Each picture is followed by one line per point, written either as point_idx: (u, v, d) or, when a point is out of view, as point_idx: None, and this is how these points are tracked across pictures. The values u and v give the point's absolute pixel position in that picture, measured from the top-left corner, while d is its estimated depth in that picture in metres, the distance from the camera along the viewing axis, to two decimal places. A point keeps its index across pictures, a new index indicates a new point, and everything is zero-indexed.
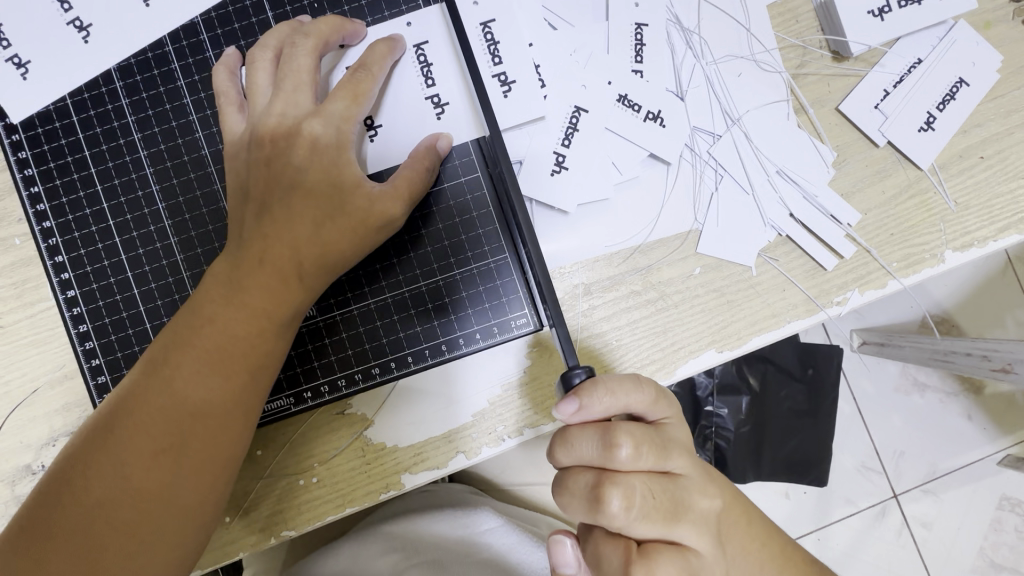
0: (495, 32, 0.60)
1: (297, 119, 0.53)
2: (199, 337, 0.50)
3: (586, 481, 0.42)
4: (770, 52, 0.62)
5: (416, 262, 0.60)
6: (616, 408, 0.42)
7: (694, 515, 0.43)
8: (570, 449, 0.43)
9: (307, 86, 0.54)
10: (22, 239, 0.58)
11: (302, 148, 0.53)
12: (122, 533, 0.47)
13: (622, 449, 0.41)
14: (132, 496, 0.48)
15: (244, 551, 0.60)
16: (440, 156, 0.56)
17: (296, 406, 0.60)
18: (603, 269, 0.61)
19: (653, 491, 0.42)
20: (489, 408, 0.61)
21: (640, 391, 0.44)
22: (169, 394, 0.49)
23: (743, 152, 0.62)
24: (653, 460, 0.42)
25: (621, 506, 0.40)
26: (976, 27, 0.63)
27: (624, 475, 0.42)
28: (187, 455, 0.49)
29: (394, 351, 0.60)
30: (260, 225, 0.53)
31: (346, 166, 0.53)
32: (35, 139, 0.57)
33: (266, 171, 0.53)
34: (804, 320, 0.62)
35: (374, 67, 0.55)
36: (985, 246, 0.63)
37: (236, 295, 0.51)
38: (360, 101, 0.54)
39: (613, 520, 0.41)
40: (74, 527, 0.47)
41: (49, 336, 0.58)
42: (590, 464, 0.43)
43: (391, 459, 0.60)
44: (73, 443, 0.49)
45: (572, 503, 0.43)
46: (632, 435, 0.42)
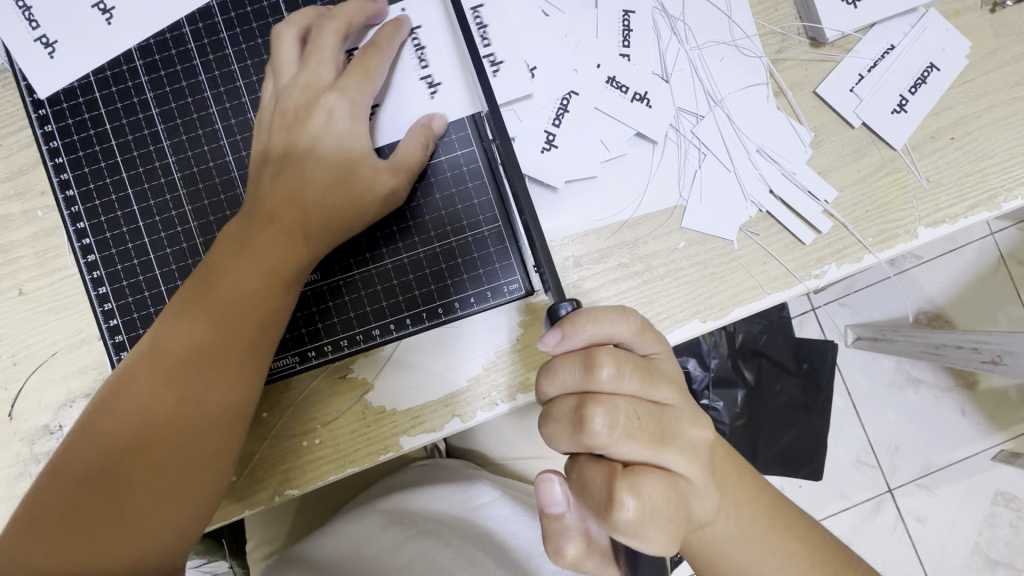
0: (486, 17, 0.64)
1: (318, 91, 0.57)
2: (210, 296, 0.54)
3: (569, 406, 0.45)
4: (750, 38, 0.66)
5: (415, 231, 0.63)
6: (599, 336, 0.45)
7: (680, 441, 0.45)
8: (552, 378, 0.46)
9: (329, 62, 0.58)
10: (45, 211, 0.61)
11: (318, 119, 0.57)
12: (142, 475, 0.50)
13: (604, 368, 0.44)
14: (149, 446, 0.51)
15: (249, 508, 0.63)
16: (435, 134, 0.60)
17: (301, 364, 0.63)
18: (592, 242, 0.65)
19: (637, 412, 0.44)
20: (483, 373, 0.64)
21: (624, 320, 0.47)
22: (182, 349, 0.53)
23: (725, 131, 0.66)
24: (636, 384, 0.45)
25: (605, 423, 0.42)
26: (946, 15, 0.67)
27: (607, 396, 0.44)
28: (200, 407, 0.52)
29: (393, 314, 0.63)
30: (271, 190, 0.57)
31: (358, 136, 0.58)
32: (60, 113, 0.61)
33: (284, 137, 0.58)
34: (785, 291, 0.65)
35: (381, 44, 0.58)
36: (956, 222, 0.66)
37: (248, 250, 0.55)
38: (371, 76, 0.58)
39: (597, 438, 0.43)
40: (97, 470, 0.50)
41: (69, 302, 0.62)
42: (573, 390, 0.45)
43: (389, 423, 0.64)
44: (98, 393, 0.53)
45: (557, 430, 0.45)
46: (614, 356, 0.44)
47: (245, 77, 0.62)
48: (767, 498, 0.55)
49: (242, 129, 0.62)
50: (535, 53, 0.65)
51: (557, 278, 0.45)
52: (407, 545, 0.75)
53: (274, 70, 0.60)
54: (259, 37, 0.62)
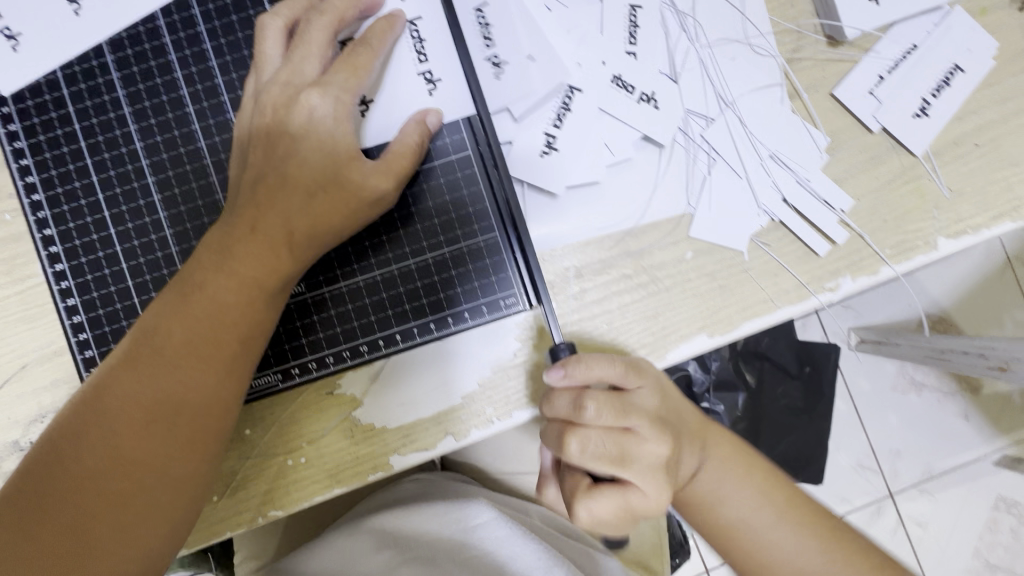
0: (488, 16, 0.60)
1: (298, 88, 0.53)
2: (189, 305, 0.51)
3: (552, 432, 0.48)
4: (765, 36, 0.62)
5: (407, 240, 0.60)
6: (587, 377, 0.47)
7: (642, 464, 0.46)
8: (545, 407, 0.49)
9: (314, 57, 0.54)
10: (11, 215, 0.58)
11: (299, 117, 0.53)
12: (112, 503, 0.47)
13: (584, 408, 0.46)
14: (121, 466, 0.47)
15: (229, 532, 0.59)
16: (431, 132, 0.57)
17: (283, 382, 0.60)
18: (594, 252, 0.61)
19: (609, 440, 0.45)
20: (479, 390, 0.60)
21: (612, 363, 0.47)
22: (160, 363, 0.49)
23: (736, 135, 0.62)
24: (614, 419, 0.46)
25: (575, 449, 0.45)
26: (972, 13, 0.63)
27: (584, 429, 0.46)
28: (179, 424, 0.49)
29: (382, 329, 0.60)
30: (252, 194, 0.53)
31: (344, 138, 0.54)
32: (25, 112, 0.57)
33: (265, 136, 0.54)
34: (797, 305, 0.62)
35: (373, 42, 0.55)
36: (979, 233, 0.63)
37: (227, 262, 0.51)
38: (360, 74, 0.54)
39: (568, 460, 0.46)
40: (64, 495, 0.47)
41: (38, 312, 0.58)
42: (558, 420, 0.48)
43: (379, 441, 0.60)
44: (63, 412, 0.49)
45: (541, 447, 0.49)
46: (596, 398, 0.47)
47: (223, 74, 0.58)
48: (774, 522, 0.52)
49: (220, 131, 0.58)
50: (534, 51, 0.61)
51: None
52: (398, 570, 0.69)
53: (258, 66, 0.56)
54: (239, 31, 0.58)
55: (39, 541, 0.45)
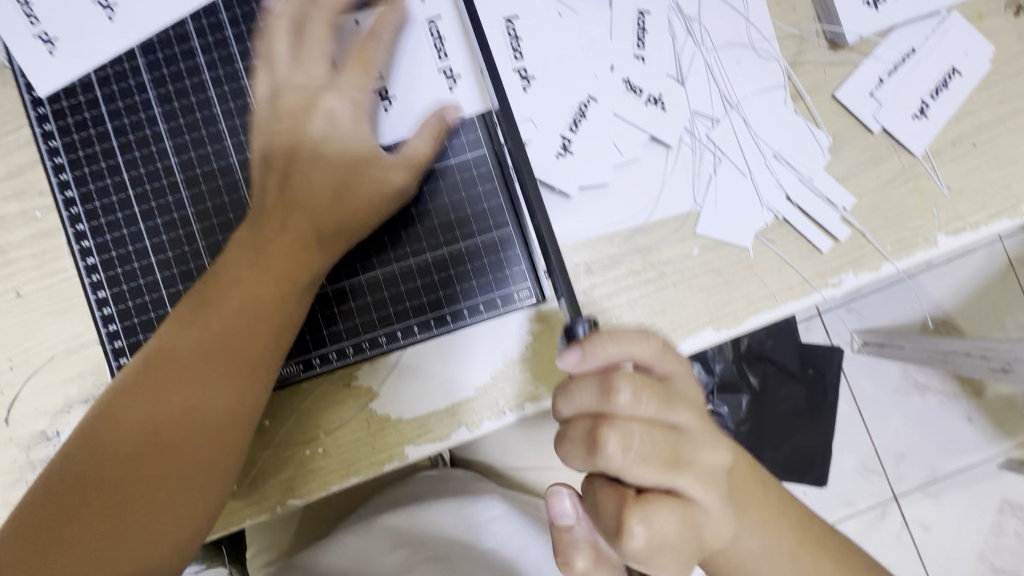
0: (518, 28, 0.63)
1: (313, 91, 0.56)
2: (224, 299, 0.53)
3: (584, 428, 0.43)
4: (768, 40, 0.64)
5: (424, 235, 0.62)
6: (618, 357, 0.44)
7: (695, 467, 0.43)
8: (569, 398, 0.44)
9: (323, 59, 0.57)
10: (43, 212, 0.60)
11: (319, 120, 0.56)
12: (146, 490, 0.49)
13: (622, 394, 0.42)
14: (160, 453, 0.50)
15: (248, 520, 0.61)
16: (449, 126, 0.58)
17: (305, 371, 0.62)
18: (604, 249, 0.63)
19: (653, 436, 0.42)
20: (492, 381, 0.62)
21: (643, 341, 0.45)
22: (196, 354, 0.51)
23: (741, 135, 0.64)
24: (654, 408, 0.43)
25: (619, 448, 0.41)
26: (968, 19, 0.65)
27: (623, 421, 0.42)
28: (214, 414, 0.51)
29: (400, 321, 0.62)
30: (278, 192, 0.55)
31: (364, 138, 0.57)
32: (60, 112, 0.60)
33: (283, 137, 0.56)
34: (800, 301, 0.64)
35: (380, 37, 0.57)
36: (977, 231, 0.64)
37: (260, 259, 0.54)
38: (369, 71, 0.57)
39: (611, 462, 0.41)
40: (100, 483, 0.48)
41: (67, 305, 0.60)
42: (588, 413, 0.43)
43: (395, 431, 0.62)
44: (100, 401, 0.51)
45: (571, 450, 0.44)
46: (632, 381, 0.43)
47: (249, 75, 0.60)
48: (782, 512, 0.54)
49: (245, 130, 0.60)
50: (546, 54, 0.63)
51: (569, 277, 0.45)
52: (416, 570, 0.75)
53: (268, 68, 0.58)
54: (264, 35, 0.61)
55: (77, 525, 0.48)
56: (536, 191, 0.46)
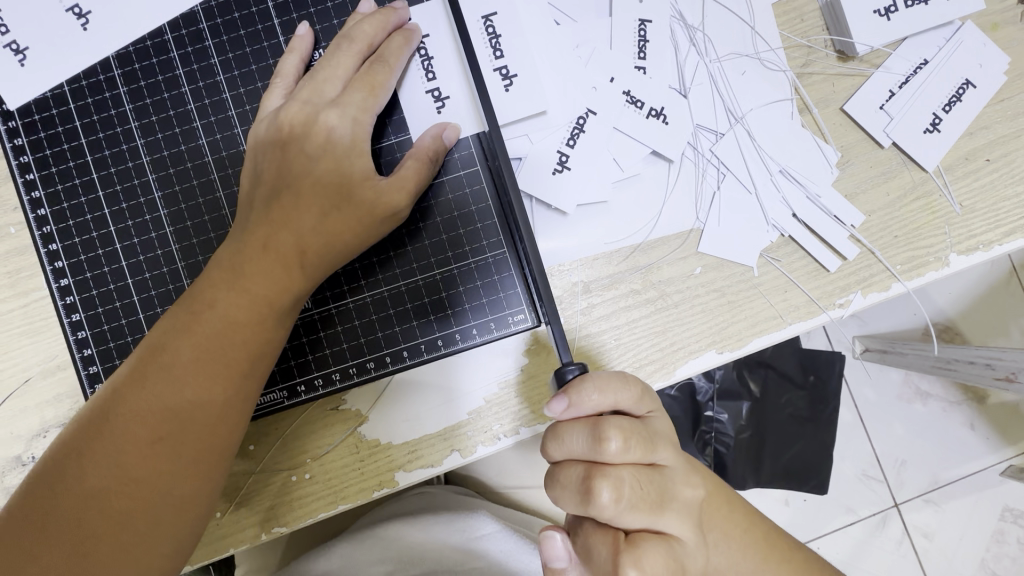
0: (497, 25, 0.59)
1: (316, 106, 0.53)
2: (200, 322, 0.50)
3: (577, 474, 0.41)
4: (775, 51, 0.62)
5: (414, 256, 0.59)
6: (604, 406, 0.41)
7: (678, 505, 0.42)
8: (559, 444, 0.41)
9: (338, 77, 0.54)
10: (17, 228, 0.57)
11: (317, 137, 0.53)
12: (116, 524, 0.46)
13: (613, 442, 0.40)
14: (127, 487, 0.47)
15: (233, 548, 0.59)
16: (447, 147, 0.56)
17: (289, 399, 0.59)
18: (603, 267, 0.61)
19: (642, 482, 0.41)
20: (485, 406, 0.60)
21: (627, 389, 0.42)
22: (168, 383, 0.49)
23: (745, 150, 0.62)
24: (644, 451, 0.41)
25: (612, 497, 0.39)
26: (983, 28, 0.62)
27: (614, 468, 0.40)
28: (183, 446, 0.48)
29: (389, 346, 0.59)
30: (262, 211, 0.53)
31: (358, 156, 0.54)
32: (31, 126, 0.57)
33: (278, 152, 0.53)
34: (806, 321, 0.61)
35: (391, 59, 0.55)
36: (990, 249, 0.62)
37: (238, 282, 0.51)
38: (376, 93, 0.54)
39: (603, 512, 0.39)
40: (68, 516, 0.46)
41: (43, 326, 0.58)
42: (579, 459, 0.41)
43: (385, 457, 0.60)
44: (69, 429, 0.49)
45: (564, 496, 0.42)
46: (621, 428, 0.40)
47: (231, 88, 0.58)
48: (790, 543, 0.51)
49: (227, 145, 0.57)
50: (545, 67, 0.61)
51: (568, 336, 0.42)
52: None
53: (286, 86, 0.56)
54: (247, 45, 0.58)
55: (42, 561, 0.45)
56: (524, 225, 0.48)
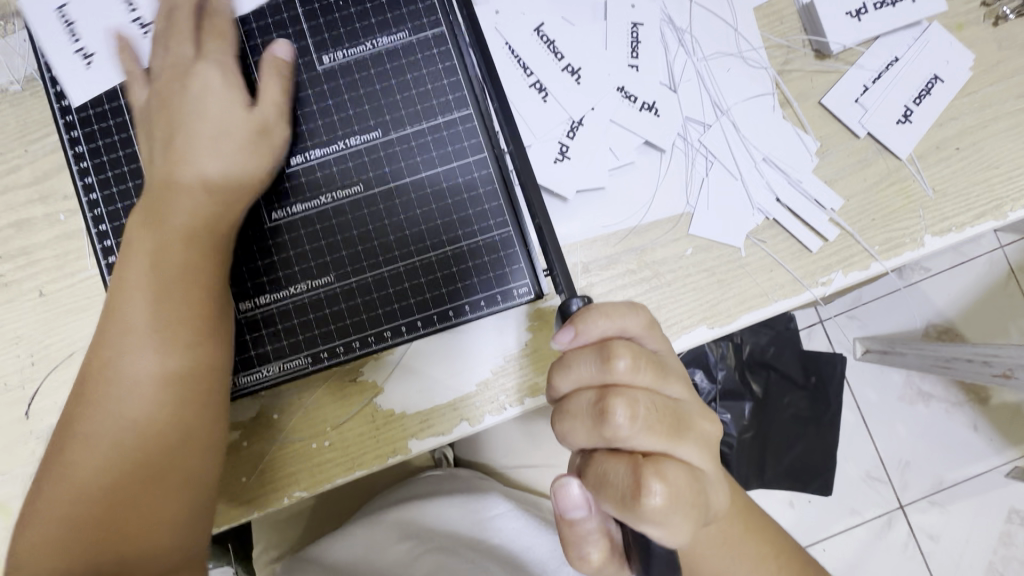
0: (548, 34, 0.66)
1: (199, 119, 0.59)
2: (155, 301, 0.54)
3: (588, 399, 0.43)
4: (756, 50, 0.67)
5: (427, 233, 0.63)
6: (613, 331, 0.45)
7: (695, 435, 0.43)
8: (569, 371, 0.44)
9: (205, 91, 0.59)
10: (66, 215, 0.65)
11: (204, 145, 0.58)
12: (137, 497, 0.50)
13: (620, 360, 0.43)
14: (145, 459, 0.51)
15: (257, 511, 0.63)
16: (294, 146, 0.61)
17: (312, 365, 0.62)
18: (600, 249, 0.66)
19: (656, 404, 0.42)
20: (493, 376, 0.65)
21: (635, 314, 0.46)
22: (188, 376, 0.53)
23: (731, 140, 0.67)
24: (651, 377, 0.44)
25: (625, 415, 0.41)
26: (949, 29, 0.68)
27: (624, 389, 0.43)
28: (188, 425, 0.52)
29: (404, 317, 0.63)
30: (145, 203, 0.56)
31: (231, 116, 0.58)
32: (86, 121, 0.62)
33: (152, 127, 0.59)
34: (790, 299, 0.66)
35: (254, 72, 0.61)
36: (962, 231, 0.67)
37: (185, 262, 0.55)
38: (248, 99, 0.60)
39: (618, 431, 0.41)
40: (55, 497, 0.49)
41: (87, 304, 0.64)
42: (590, 384, 0.44)
43: (400, 425, 0.65)
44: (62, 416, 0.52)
45: (576, 425, 0.44)
46: (628, 349, 0.43)
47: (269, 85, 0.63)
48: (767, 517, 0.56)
49: None
50: (568, 61, 0.66)
51: (568, 278, 0.50)
52: (421, 560, 0.76)
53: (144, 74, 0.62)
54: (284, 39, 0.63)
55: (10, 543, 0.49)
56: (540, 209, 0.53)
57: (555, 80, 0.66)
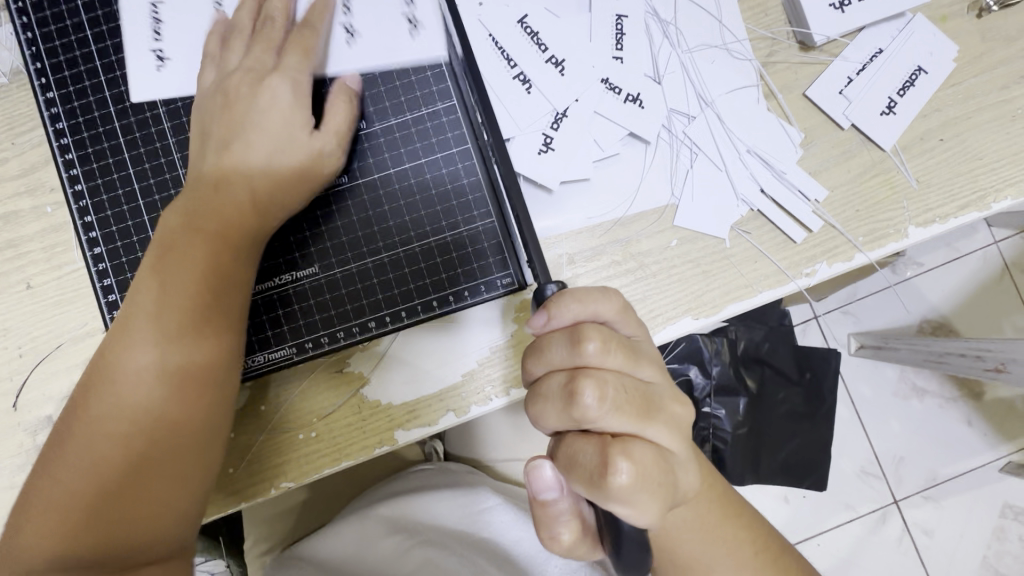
0: (532, 26, 0.67)
1: (260, 75, 0.58)
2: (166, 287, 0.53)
3: (559, 382, 0.43)
4: (741, 42, 0.68)
5: (411, 223, 0.63)
6: (584, 316, 0.45)
7: (665, 416, 0.44)
8: (541, 355, 0.45)
9: (271, 47, 0.59)
10: (54, 207, 0.65)
11: (261, 99, 0.57)
12: (135, 487, 0.51)
13: (590, 343, 0.43)
14: (145, 450, 0.52)
15: (245, 502, 0.64)
16: (356, 104, 0.61)
17: (297, 356, 0.63)
18: (585, 240, 0.66)
19: (625, 385, 0.43)
20: (479, 367, 0.65)
21: (607, 299, 0.46)
22: (179, 372, 0.53)
23: (715, 131, 0.67)
24: (622, 360, 0.44)
25: (594, 396, 0.41)
26: (933, 20, 0.68)
27: (595, 371, 0.43)
28: (187, 420, 0.53)
29: (389, 307, 0.63)
30: (198, 196, 0.56)
31: (280, 88, 0.58)
32: (72, 114, 0.62)
33: (211, 121, 0.58)
34: (775, 290, 0.66)
35: (316, 23, 0.60)
36: (947, 222, 0.67)
37: (203, 251, 0.54)
38: (309, 56, 0.59)
39: (587, 412, 0.41)
40: (62, 477, 0.51)
41: (74, 296, 0.65)
42: (561, 367, 0.44)
43: (386, 415, 0.65)
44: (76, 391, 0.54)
45: (547, 408, 0.44)
46: (600, 333, 0.44)
47: None
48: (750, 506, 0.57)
49: None
50: (551, 52, 0.67)
51: (547, 269, 0.52)
52: (410, 552, 0.76)
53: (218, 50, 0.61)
54: None
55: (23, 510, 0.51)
56: (523, 210, 0.53)
57: (540, 71, 0.66)
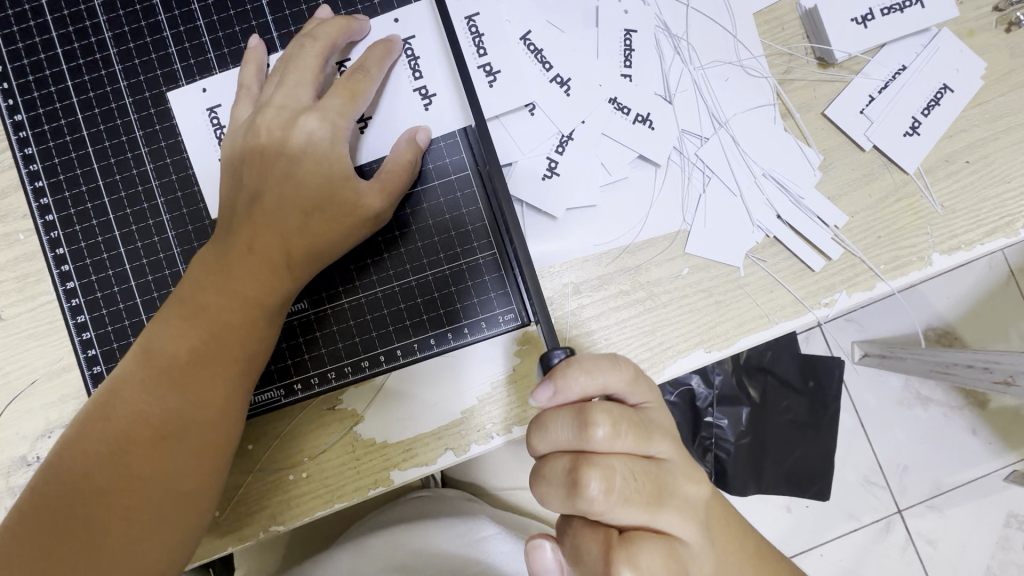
0: (535, 43, 0.63)
1: (294, 112, 0.56)
2: (188, 314, 0.53)
3: (563, 467, 0.41)
4: (757, 58, 0.64)
5: (407, 257, 0.61)
6: (593, 390, 0.41)
7: (678, 501, 0.41)
8: (544, 435, 0.41)
9: (307, 81, 0.56)
10: (26, 234, 0.61)
11: (296, 141, 0.56)
12: (126, 520, 0.49)
13: (599, 428, 0.39)
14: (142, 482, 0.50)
15: (234, 546, 0.60)
16: (420, 149, 0.59)
17: (286, 397, 0.61)
18: (593, 268, 0.62)
19: (635, 474, 0.40)
20: (479, 405, 0.61)
21: (618, 369, 0.42)
22: (187, 402, 0.51)
23: (730, 154, 0.63)
24: (633, 443, 0.41)
25: (601, 489, 0.38)
26: (959, 35, 0.64)
27: (603, 458, 0.40)
28: (190, 451, 0.51)
29: (384, 344, 0.61)
30: (228, 229, 0.55)
31: (317, 127, 0.55)
32: (47, 152, 0.62)
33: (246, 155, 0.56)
34: (794, 321, 0.62)
35: (371, 68, 0.57)
36: (972, 249, 0.63)
37: (225, 283, 0.53)
38: (356, 100, 0.56)
39: (593, 506, 0.39)
40: (56, 504, 0.49)
41: (49, 329, 0.61)
42: (565, 450, 0.41)
43: (382, 455, 0.61)
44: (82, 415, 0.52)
45: (550, 491, 0.41)
46: (610, 414, 0.40)
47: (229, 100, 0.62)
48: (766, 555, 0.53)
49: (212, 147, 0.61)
50: (555, 69, 0.63)
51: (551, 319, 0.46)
52: None
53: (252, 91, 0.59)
54: (242, 40, 0.62)
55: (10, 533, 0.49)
56: (512, 222, 0.48)
57: (543, 89, 0.63)
